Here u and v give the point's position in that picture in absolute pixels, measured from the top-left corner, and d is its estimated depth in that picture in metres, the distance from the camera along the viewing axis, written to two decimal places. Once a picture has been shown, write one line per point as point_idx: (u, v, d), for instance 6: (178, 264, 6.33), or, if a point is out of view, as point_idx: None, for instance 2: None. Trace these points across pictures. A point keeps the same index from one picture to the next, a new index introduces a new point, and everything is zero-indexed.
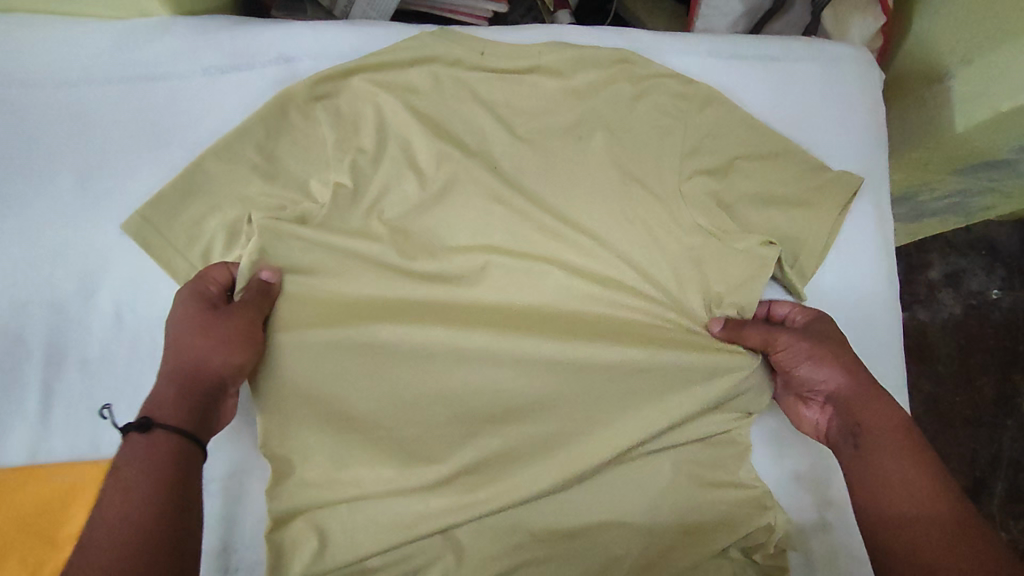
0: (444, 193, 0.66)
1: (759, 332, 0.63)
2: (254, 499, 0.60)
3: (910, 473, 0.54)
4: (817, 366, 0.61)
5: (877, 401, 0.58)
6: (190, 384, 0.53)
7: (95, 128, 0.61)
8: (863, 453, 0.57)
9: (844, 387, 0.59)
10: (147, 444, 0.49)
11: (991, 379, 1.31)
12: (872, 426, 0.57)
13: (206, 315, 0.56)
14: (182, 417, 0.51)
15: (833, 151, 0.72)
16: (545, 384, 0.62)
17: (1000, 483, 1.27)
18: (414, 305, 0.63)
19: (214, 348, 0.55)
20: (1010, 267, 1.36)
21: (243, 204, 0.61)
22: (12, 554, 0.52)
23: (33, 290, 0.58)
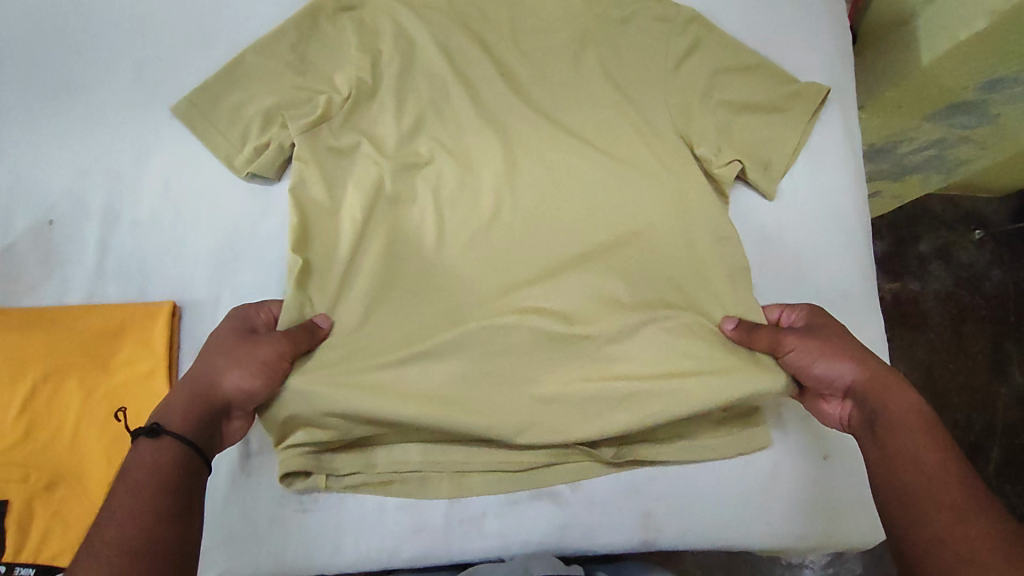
0: (451, 93, 0.73)
1: (768, 334, 0.64)
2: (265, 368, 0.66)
3: (921, 450, 0.52)
4: (829, 361, 0.61)
5: (893, 387, 0.57)
6: (200, 398, 0.56)
7: (149, 28, 0.70)
8: (878, 438, 0.56)
9: (856, 376, 0.59)
10: (152, 448, 0.51)
11: (984, 347, 1.33)
12: (887, 413, 0.56)
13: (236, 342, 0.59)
14: (191, 427, 0.54)
15: (804, 67, 0.80)
16: (544, 259, 0.70)
17: (995, 449, 1.27)
18: (424, 192, 0.71)
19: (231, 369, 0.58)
20: (999, 242, 1.38)
21: (276, 94, 0.69)
22: (72, 375, 0.61)
23: (94, 160, 0.67)
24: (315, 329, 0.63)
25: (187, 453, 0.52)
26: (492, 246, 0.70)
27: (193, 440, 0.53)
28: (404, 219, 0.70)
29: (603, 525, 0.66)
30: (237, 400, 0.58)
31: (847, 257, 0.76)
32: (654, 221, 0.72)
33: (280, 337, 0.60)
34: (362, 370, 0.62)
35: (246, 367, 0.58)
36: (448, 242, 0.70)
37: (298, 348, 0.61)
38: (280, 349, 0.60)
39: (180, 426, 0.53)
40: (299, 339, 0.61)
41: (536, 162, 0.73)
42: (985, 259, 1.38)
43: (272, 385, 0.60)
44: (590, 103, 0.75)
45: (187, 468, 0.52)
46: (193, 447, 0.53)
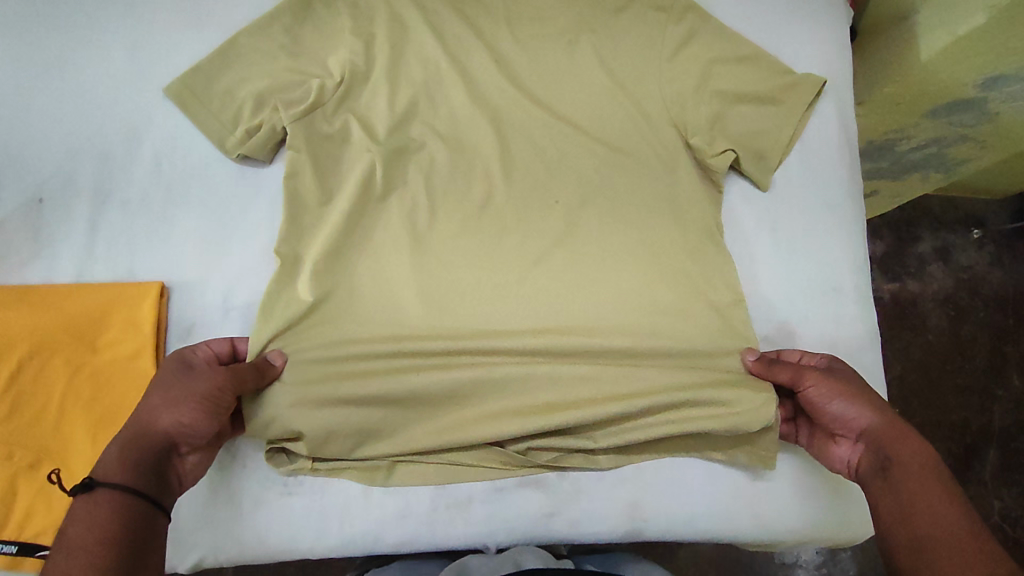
0: (445, 81, 0.73)
1: (790, 367, 0.63)
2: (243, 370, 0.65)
3: (935, 502, 0.53)
4: (847, 402, 0.61)
5: (908, 439, 0.58)
6: (136, 439, 0.54)
7: (143, 8, 0.70)
8: (888, 487, 0.56)
9: (872, 423, 0.60)
10: (88, 502, 0.50)
11: (982, 350, 1.32)
12: (900, 461, 0.57)
13: (169, 378, 0.57)
14: (129, 473, 0.52)
15: (800, 58, 0.80)
16: (536, 247, 0.69)
17: (992, 451, 1.26)
18: (417, 178, 0.70)
19: (166, 406, 0.55)
20: (999, 244, 1.38)
21: (268, 77, 0.69)
22: (59, 353, 0.60)
23: (85, 140, 0.67)
24: (268, 367, 0.62)
25: (128, 503, 0.50)
26: (484, 233, 0.69)
27: (129, 485, 0.51)
28: (394, 203, 0.69)
29: (589, 514, 0.65)
30: (179, 438, 0.55)
31: (840, 249, 0.76)
32: (647, 212, 0.71)
33: (221, 370, 0.58)
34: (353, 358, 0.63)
35: (181, 403, 0.55)
36: (441, 229, 0.69)
37: (239, 377, 0.59)
38: (220, 380, 0.57)
39: (117, 473, 0.51)
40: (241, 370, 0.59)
41: (529, 151, 0.73)
42: (985, 260, 1.37)
43: (214, 418, 0.58)
44: (584, 93, 0.75)
45: (132, 519, 0.50)
46: (133, 493, 0.51)
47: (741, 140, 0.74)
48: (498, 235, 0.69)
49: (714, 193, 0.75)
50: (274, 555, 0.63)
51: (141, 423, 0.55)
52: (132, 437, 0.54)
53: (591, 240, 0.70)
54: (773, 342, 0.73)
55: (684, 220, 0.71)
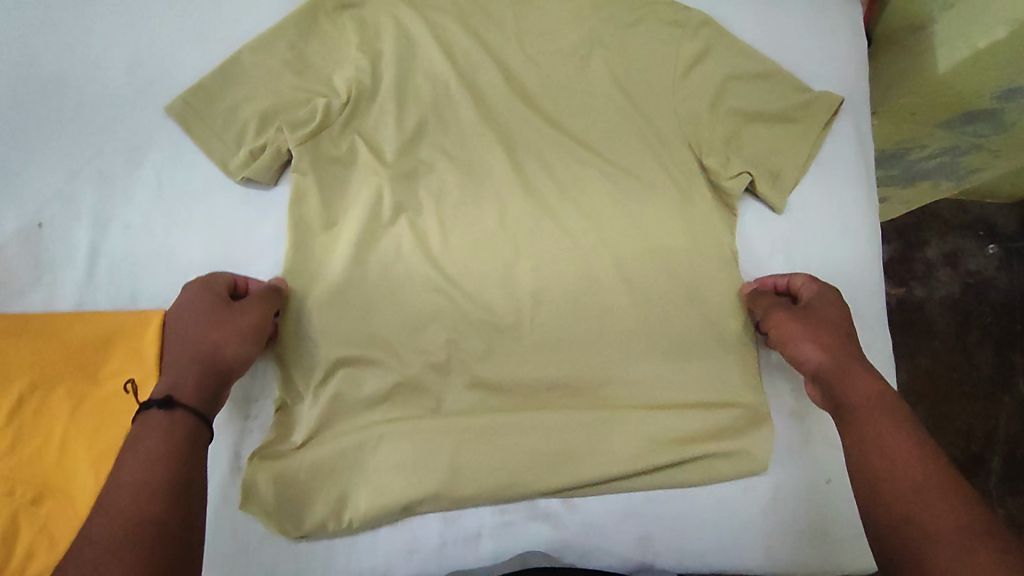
0: (454, 99, 0.71)
1: (762, 306, 0.66)
2: (250, 390, 0.64)
3: (886, 436, 0.55)
4: (803, 344, 0.63)
5: (856, 376, 0.60)
6: (203, 368, 0.56)
7: (143, 24, 0.68)
8: (849, 424, 0.58)
9: (825, 364, 0.61)
10: (167, 418, 0.52)
11: (988, 356, 1.30)
12: (851, 401, 0.59)
13: (214, 310, 0.59)
14: (202, 400, 0.54)
15: (817, 74, 0.78)
16: (544, 273, 0.69)
17: (997, 459, 1.25)
18: (426, 204, 0.69)
19: (225, 339, 0.57)
20: (1008, 249, 1.36)
21: (273, 95, 0.67)
22: (61, 385, 0.59)
23: (85, 161, 0.65)
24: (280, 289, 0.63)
25: (198, 425, 0.53)
26: (493, 256, 0.69)
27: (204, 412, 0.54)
28: (401, 226, 0.68)
29: (601, 547, 0.64)
30: (236, 370, 0.58)
31: (856, 274, 0.74)
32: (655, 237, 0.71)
33: (260, 302, 0.60)
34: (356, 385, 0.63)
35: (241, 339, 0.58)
36: (450, 254, 0.68)
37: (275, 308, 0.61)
38: (263, 311, 0.60)
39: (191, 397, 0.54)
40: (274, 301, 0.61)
41: (541, 174, 0.72)
42: (994, 266, 1.35)
43: (261, 345, 0.61)
44: (596, 111, 0.73)
45: (194, 443, 0.52)
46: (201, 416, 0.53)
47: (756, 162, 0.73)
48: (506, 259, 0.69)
49: (727, 215, 0.74)
50: None
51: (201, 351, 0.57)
52: (199, 365, 0.56)
53: (602, 263, 0.70)
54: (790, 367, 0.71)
55: (693, 246, 0.71)
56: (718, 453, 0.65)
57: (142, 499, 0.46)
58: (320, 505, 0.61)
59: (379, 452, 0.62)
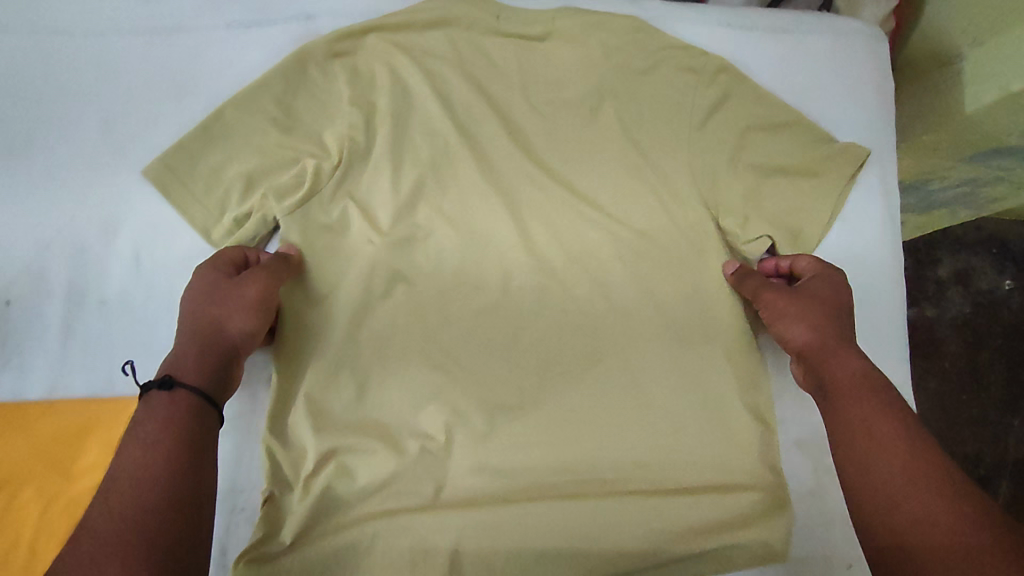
0: (455, 155, 0.66)
1: (753, 285, 0.64)
2: (238, 477, 0.60)
3: (871, 416, 0.51)
4: (792, 322, 0.60)
5: (842, 357, 0.57)
6: (207, 342, 0.53)
7: (117, 77, 0.63)
8: (830, 406, 0.55)
9: (812, 342, 0.59)
10: (167, 400, 0.48)
11: (999, 378, 1.25)
12: (835, 379, 0.55)
13: (218, 283, 0.56)
14: (205, 377, 0.51)
15: (841, 123, 0.73)
16: (550, 344, 0.65)
17: (1004, 486, 1.21)
18: (424, 272, 0.65)
19: (227, 313, 0.54)
20: (1020, 266, 1.31)
21: (260, 155, 0.62)
22: (30, 484, 0.54)
23: (56, 233, 0.60)
24: (288, 258, 0.60)
25: (203, 403, 0.49)
26: (495, 327, 0.65)
27: (207, 390, 0.50)
28: (398, 297, 0.64)
29: None
30: (242, 346, 0.55)
31: (881, 341, 0.70)
32: (668, 305, 0.67)
33: (264, 273, 0.57)
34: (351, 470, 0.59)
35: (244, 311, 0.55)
36: (450, 325, 0.64)
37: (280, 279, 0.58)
38: (266, 284, 0.57)
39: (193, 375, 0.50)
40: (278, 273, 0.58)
41: (547, 236, 0.67)
42: (1007, 283, 1.30)
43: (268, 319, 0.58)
44: (606, 165, 0.68)
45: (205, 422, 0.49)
46: (205, 396, 0.50)
47: (777, 221, 0.68)
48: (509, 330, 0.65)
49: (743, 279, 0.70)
50: None
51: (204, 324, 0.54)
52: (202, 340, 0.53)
53: (610, 333, 0.66)
54: (809, 445, 0.67)
55: (708, 316, 0.67)
56: (741, 545, 0.61)
57: (158, 489, 0.44)
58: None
59: (372, 546, 0.57)
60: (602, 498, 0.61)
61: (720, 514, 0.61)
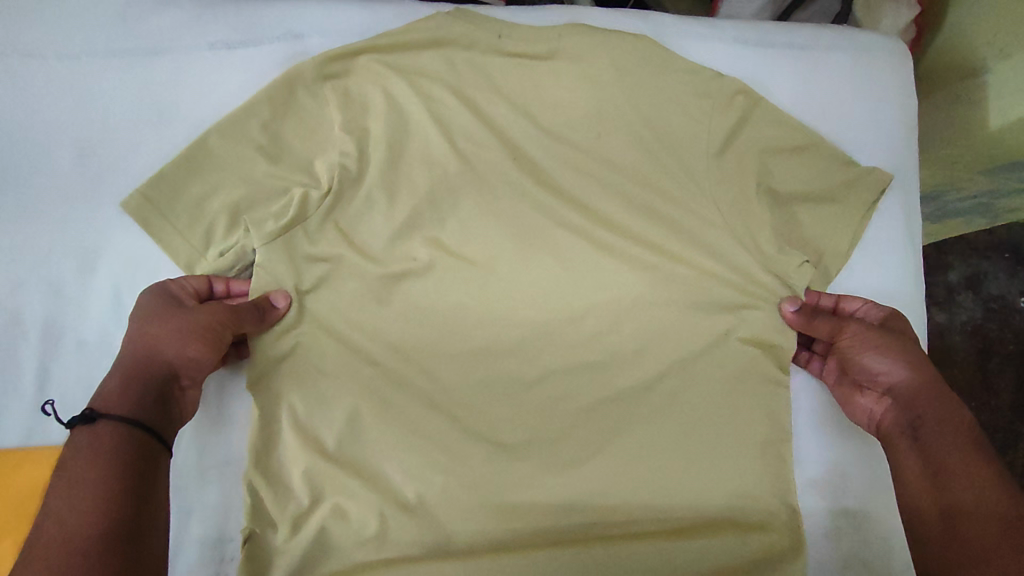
0: (454, 182, 0.63)
1: (829, 322, 0.60)
2: (218, 526, 0.56)
3: (970, 466, 0.52)
4: (883, 357, 0.58)
5: (942, 399, 0.56)
6: (140, 370, 0.50)
7: (95, 102, 0.59)
8: (926, 448, 0.55)
9: (906, 380, 0.57)
10: (90, 435, 0.46)
11: (1010, 386, 1.21)
12: (933, 420, 0.55)
13: (167, 309, 0.53)
14: (130, 407, 0.48)
15: (861, 145, 0.69)
16: (554, 381, 0.61)
17: None
18: (421, 305, 0.61)
19: (169, 338, 0.52)
20: None
21: (247, 185, 0.59)
22: (8, 537, 0.52)
23: (30, 270, 0.57)
24: (271, 311, 0.57)
25: (131, 431, 0.47)
26: (496, 362, 0.61)
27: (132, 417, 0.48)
28: (394, 332, 0.61)
29: None
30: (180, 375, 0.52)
31: None
32: (678, 338, 0.63)
33: (221, 307, 0.54)
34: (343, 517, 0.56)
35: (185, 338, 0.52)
36: (448, 361, 0.61)
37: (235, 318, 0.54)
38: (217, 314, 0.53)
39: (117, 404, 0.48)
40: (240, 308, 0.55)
41: (552, 266, 0.63)
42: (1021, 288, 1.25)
43: (218, 351, 0.54)
44: (613, 190, 0.65)
45: (139, 449, 0.46)
46: (139, 426, 0.47)
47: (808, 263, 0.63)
48: (511, 366, 0.61)
49: None
50: None
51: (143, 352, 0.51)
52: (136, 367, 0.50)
53: (618, 369, 0.62)
54: (827, 486, 0.63)
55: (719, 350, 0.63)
56: None
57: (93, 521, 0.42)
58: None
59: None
60: (609, 542, 0.57)
61: (733, 560, 0.58)
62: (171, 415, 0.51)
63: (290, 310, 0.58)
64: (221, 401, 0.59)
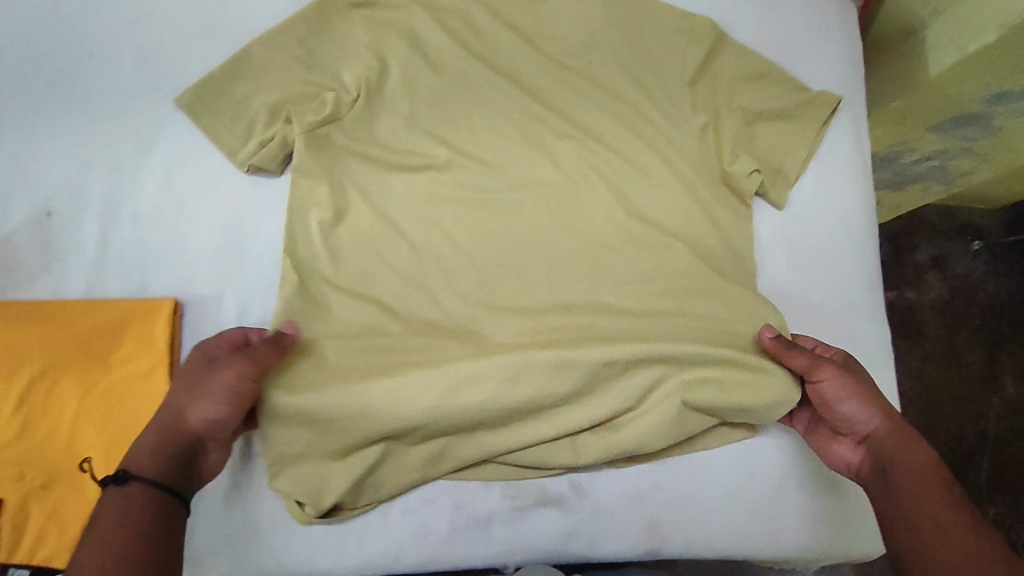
0: (461, 91, 0.72)
1: (804, 356, 0.63)
2: None
3: (937, 504, 0.53)
4: (858, 403, 0.61)
5: (913, 442, 0.58)
6: (167, 436, 0.54)
7: (153, 19, 0.69)
8: (893, 486, 0.56)
9: (879, 426, 0.60)
10: (123, 494, 0.51)
11: (977, 358, 1.26)
12: (905, 463, 0.57)
13: (196, 371, 0.57)
14: (158, 472, 0.52)
15: (815, 75, 0.80)
16: (546, 263, 0.69)
17: (987, 458, 1.21)
18: (435, 197, 0.70)
19: (194, 402, 0.56)
20: (995, 252, 1.31)
21: (283, 88, 0.68)
22: (69, 373, 0.59)
23: (95, 152, 0.66)
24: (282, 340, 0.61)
25: (158, 495, 0.51)
26: (497, 245, 0.69)
27: (160, 481, 0.52)
28: (408, 220, 0.69)
29: (610, 532, 0.66)
30: (206, 434, 0.56)
31: (854, 266, 0.75)
32: (658, 228, 0.71)
33: (241, 359, 0.58)
34: (364, 364, 0.64)
35: (207, 401, 0.56)
36: (454, 243, 0.69)
37: (260, 367, 0.58)
38: (240, 368, 0.57)
39: (148, 469, 0.52)
40: (263, 358, 0.59)
41: (549, 167, 0.72)
42: (982, 269, 1.30)
43: (243, 406, 0.58)
44: (599, 104, 0.74)
45: (162, 510, 0.51)
46: (164, 488, 0.52)
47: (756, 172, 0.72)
48: (510, 248, 0.69)
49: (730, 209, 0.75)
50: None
51: (169, 416, 0.56)
52: (163, 433, 0.55)
53: (605, 252, 0.70)
54: None
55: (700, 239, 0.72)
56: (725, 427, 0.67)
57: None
58: (334, 486, 0.61)
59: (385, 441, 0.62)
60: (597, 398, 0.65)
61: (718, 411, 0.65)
62: (195, 476, 0.55)
63: (298, 337, 0.63)
64: (257, 273, 0.65)
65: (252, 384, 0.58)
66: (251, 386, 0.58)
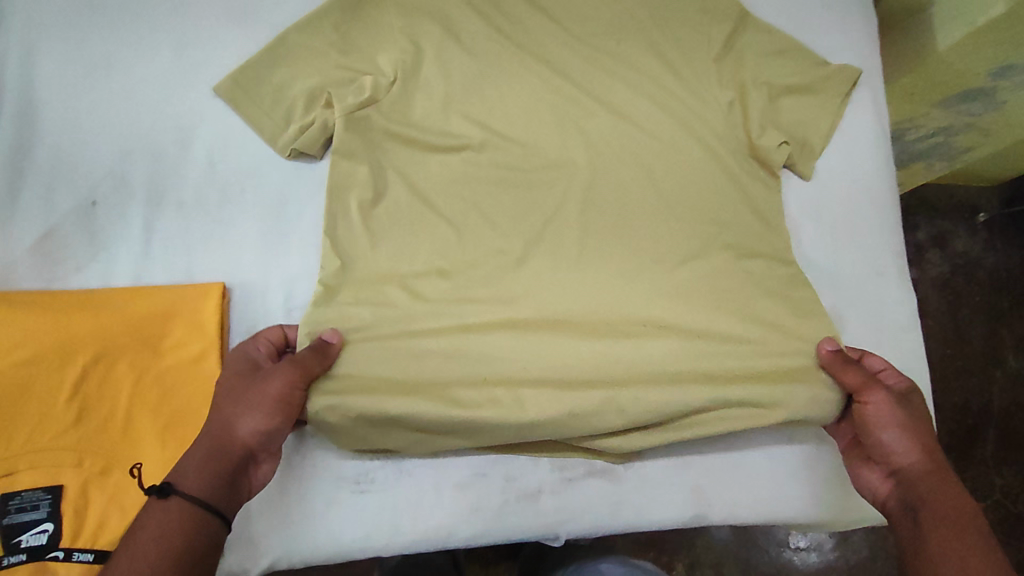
0: (493, 73, 0.73)
1: (857, 375, 0.62)
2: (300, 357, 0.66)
3: (964, 553, 0.52)
4: (900, 434, 0.59)
5: (949, 487, 0.56)
6: (214, 449, 0.55)
7: (188, 8, 0.70)
8: (917, 526, 0.55)
9: (917, 462, 0.58)
10: (162, 508, 0.52)
11: (979, 333, 1.24)
12: (936, 507, 0.55)
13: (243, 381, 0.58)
14: (203, 488, 0.53)
15: (835, 50, 0.82)
16: (578, 238, 0.70)
17: (991, 431, 1.20)
18: (470, 178, 0.70)
19: (240, 413, 0.56)
20: (994, 229, 1.29)
21: (318, 74, 0.68)
22: (122, 359, 0.61)
23: (135, 141, 0.67)
24: (326, 347, 0.61)
25: (200, 512, 0.52)
26: (531, 223, 0.70)
27: (206, 497, 0.53)
28: (445, 201, 0.70)
29: (654, 500, 0.67)
30: (255, 444, 0.56)
31: (881, 233, 0.77)
32: (688, 200, 0.72)
33: (288, 365, 0.58)
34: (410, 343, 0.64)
35: (257, 411, 0.56)
36: (490, 222, 0.69)
37: (309, 372, 0.59)
38: (288, 376, 0.58)
39: (192, 484, 0.53)
40: (310, 365, 0.60)
41: (580, 145, 0.73)
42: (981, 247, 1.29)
43: (291, 412, 0.59)
44: (627, 82, 0.75)
45: (200, 526, 0.52)
46: (209, 506, 0.52)
47: (785, 146, 0.74)
48: (544, 225, 0.70)
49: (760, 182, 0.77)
50: (348, 551, 0.64)
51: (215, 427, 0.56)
52: (210, 445, 0.55)
53: (637, 225, 0.71)
54: None
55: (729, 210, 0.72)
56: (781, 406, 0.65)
57: None
58: None
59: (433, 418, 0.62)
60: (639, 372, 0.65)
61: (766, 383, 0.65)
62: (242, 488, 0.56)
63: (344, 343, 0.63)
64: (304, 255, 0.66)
65: (301, 390, 0.59)
66: (300, 393, 0.59)
